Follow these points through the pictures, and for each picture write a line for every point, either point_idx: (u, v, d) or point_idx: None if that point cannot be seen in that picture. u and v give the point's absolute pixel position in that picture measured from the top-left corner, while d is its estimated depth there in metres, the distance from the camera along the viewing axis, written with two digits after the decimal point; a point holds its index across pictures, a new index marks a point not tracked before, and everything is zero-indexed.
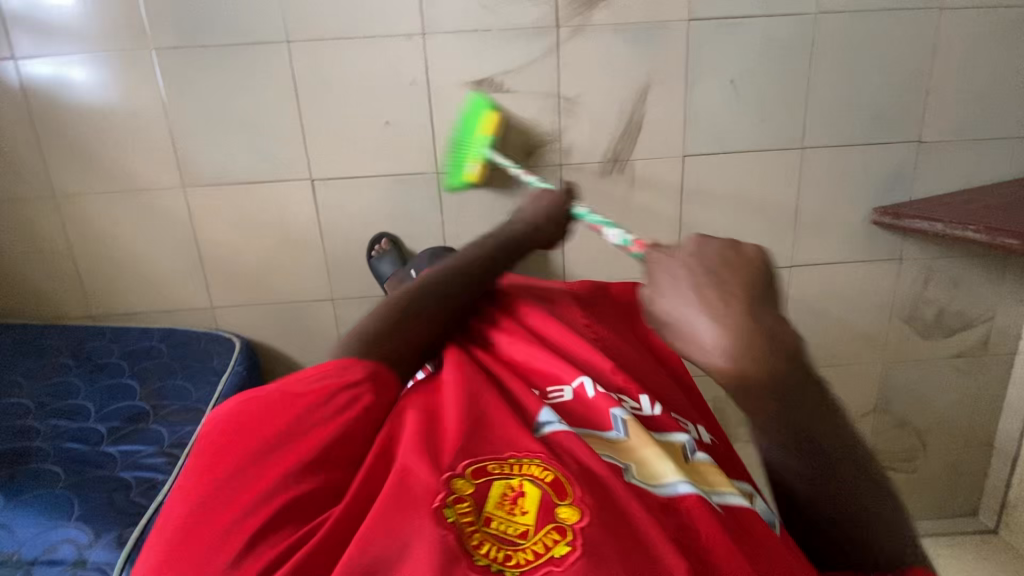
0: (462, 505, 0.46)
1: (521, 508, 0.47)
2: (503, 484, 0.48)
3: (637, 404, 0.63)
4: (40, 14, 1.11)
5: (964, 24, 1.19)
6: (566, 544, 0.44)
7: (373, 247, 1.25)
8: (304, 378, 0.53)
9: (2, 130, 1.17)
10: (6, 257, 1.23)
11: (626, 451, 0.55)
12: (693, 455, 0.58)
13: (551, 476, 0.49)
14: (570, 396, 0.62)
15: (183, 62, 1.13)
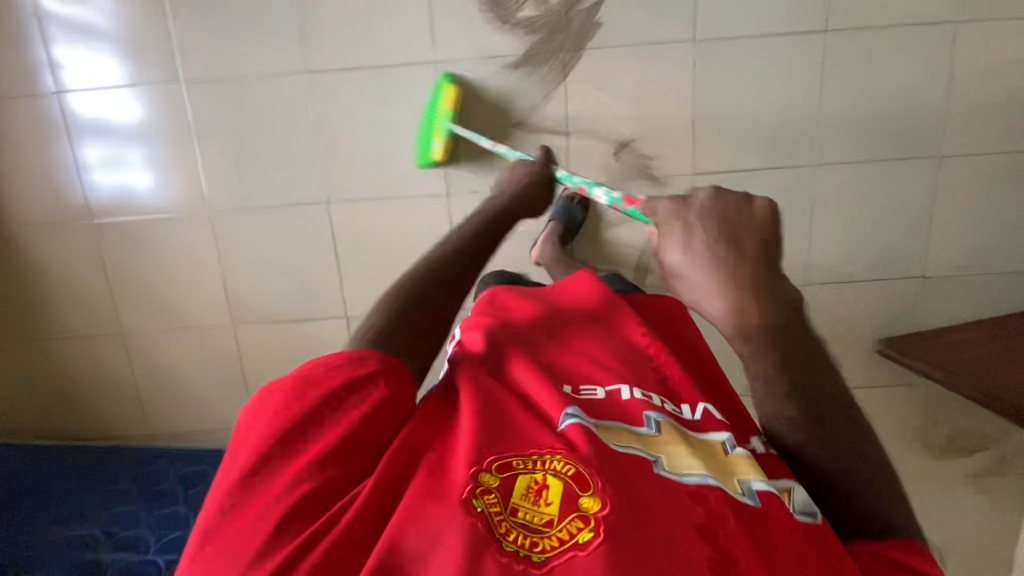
0: (489, 497, 0.49)
1: (546, 499, 0.50)
2: (527, 477, 0.51)
3: (679, 409, 0.65)
4: (120, 167, 1.26)
5: (963, 169, 1.25)
6: (589, 531, 0.47)
7: None
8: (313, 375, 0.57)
9: (78, 277, 1.31)
10: (76, 383, 1.37)
11: (658, 443, 0.58)
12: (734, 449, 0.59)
13: (574, 470, 0.51)
14: (603, 396, 0.64)
15: (236, 221, 1.28)
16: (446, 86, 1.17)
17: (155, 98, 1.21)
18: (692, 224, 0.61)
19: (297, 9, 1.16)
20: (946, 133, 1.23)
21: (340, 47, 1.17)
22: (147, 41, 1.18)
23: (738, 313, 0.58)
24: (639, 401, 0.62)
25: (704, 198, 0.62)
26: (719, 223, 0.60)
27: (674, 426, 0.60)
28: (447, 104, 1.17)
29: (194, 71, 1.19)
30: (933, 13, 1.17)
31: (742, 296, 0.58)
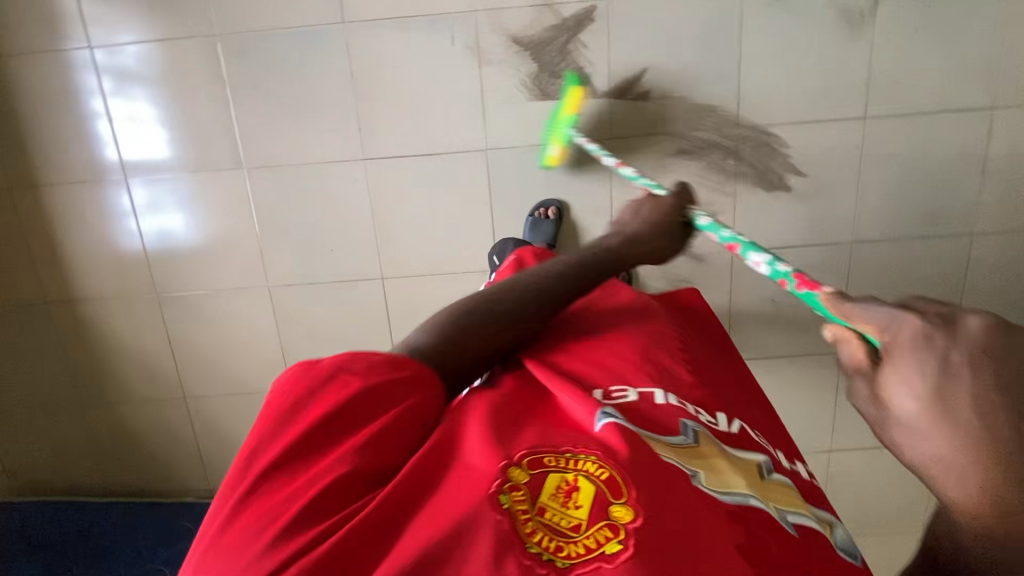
0: (517, 494, 0.48)
1: (575, 502, 0.49)
2: (559, 478, 0.51)
3: (712, 418, 0.65)
4: (183, 243, 1.32)
5: (996, 246, 1.28)
6: (617, 543, 0.45)
7: (536, 211, 1.25)
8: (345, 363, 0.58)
9: (145, 348, 1.40)
10: (143, 443, 1.47)
11: (696, 460, 0.56)
12: (768, 474, 0.60)
13: (605, 474, 0.50)
14: (636, 399, 0.64)
15: (295, 296, 1.34)
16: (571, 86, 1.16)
17: (216, 183, 1.27)
18: (929, 346, 0.37)
19: (356, 102, 1.21)
20: (980, 213, 1.26)
21: (397, 137, 1.22)
22: (213, 130, 1.24)
23: (993, 496, 0.32)
24: (673, 407, 0.63)
25: (976, 327, 0.36)
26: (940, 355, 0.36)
27: (711, 438, 0.60)
28: (571, 103, 1.17)
29: (257, 158, 1.25)
30: (971, 98, 1.20)
31: (1006, 469, 0.32)
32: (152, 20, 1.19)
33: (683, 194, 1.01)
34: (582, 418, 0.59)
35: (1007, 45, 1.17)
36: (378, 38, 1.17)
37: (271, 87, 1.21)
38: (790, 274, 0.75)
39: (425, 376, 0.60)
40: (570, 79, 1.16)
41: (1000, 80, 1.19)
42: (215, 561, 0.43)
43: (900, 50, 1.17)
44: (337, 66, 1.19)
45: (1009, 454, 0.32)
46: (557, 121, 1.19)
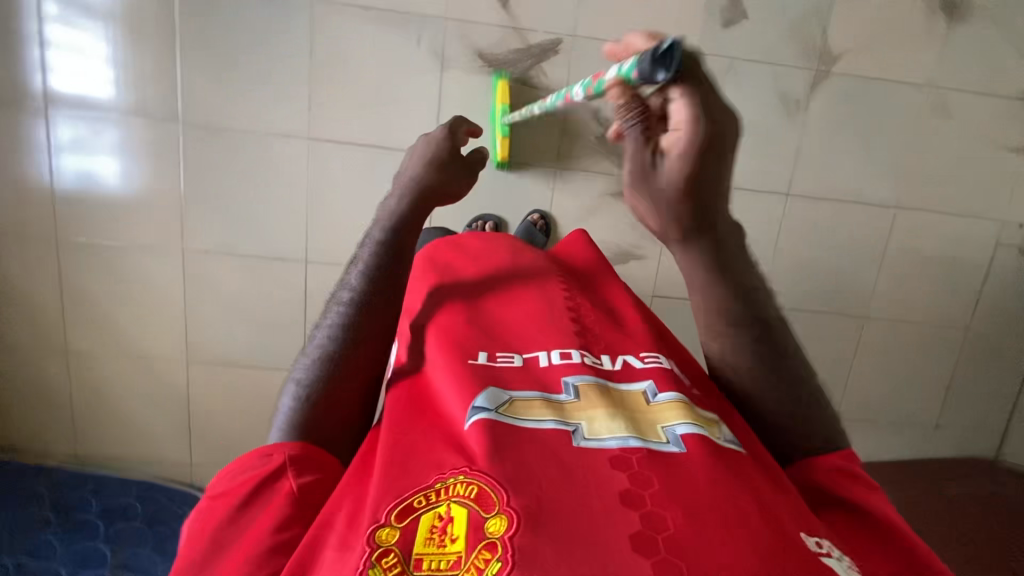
0: (388, 560, 0.42)
1: (450, 535, 0.43)
2: (431, 515, 0.45)
3: (599, 360, 0.61)
4: (97, 190, 1.24)
5: (883, 331, 1.40)
6: (497, 562, 0.41)
7: (475, 224, 1.28)
8: (227, 475, 0.54)
9: (33, 293, 1.29)
10: (10, 396, 1.34)
11: (575, 412, 0.53)
12: (655, 398, 0.55)
13: (475, 489, 0.45)
14: (521, 364, 0.61)
15: (210, 263, 1.28)
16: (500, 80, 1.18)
17: (146, 133, 1.21)
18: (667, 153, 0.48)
19: (309, 81, 1.19)
20: (874, 299, 1.38)
21: (345, 123, 1.21)
22: (153, 79, 1.18)
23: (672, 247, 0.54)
24: (562, 365, 0.59)
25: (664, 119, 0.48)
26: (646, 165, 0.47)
27: (594, 386, 0.56)
28: (501, 96, 1.17)
29: (196, 117, 1.20)
30: (881, 194, 1.32)
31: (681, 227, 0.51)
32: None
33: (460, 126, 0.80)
34: (459, 419, 0.53)
35: (915, 153, 1.30)
36: (343, 25, 1.16)
37: (223, 47, 1.17)
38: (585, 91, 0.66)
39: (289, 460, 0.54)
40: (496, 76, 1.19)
41: (904, 183, 1.32)
42: None
43: (826, 138, 1.28)
44: (297, 42, 1.17)
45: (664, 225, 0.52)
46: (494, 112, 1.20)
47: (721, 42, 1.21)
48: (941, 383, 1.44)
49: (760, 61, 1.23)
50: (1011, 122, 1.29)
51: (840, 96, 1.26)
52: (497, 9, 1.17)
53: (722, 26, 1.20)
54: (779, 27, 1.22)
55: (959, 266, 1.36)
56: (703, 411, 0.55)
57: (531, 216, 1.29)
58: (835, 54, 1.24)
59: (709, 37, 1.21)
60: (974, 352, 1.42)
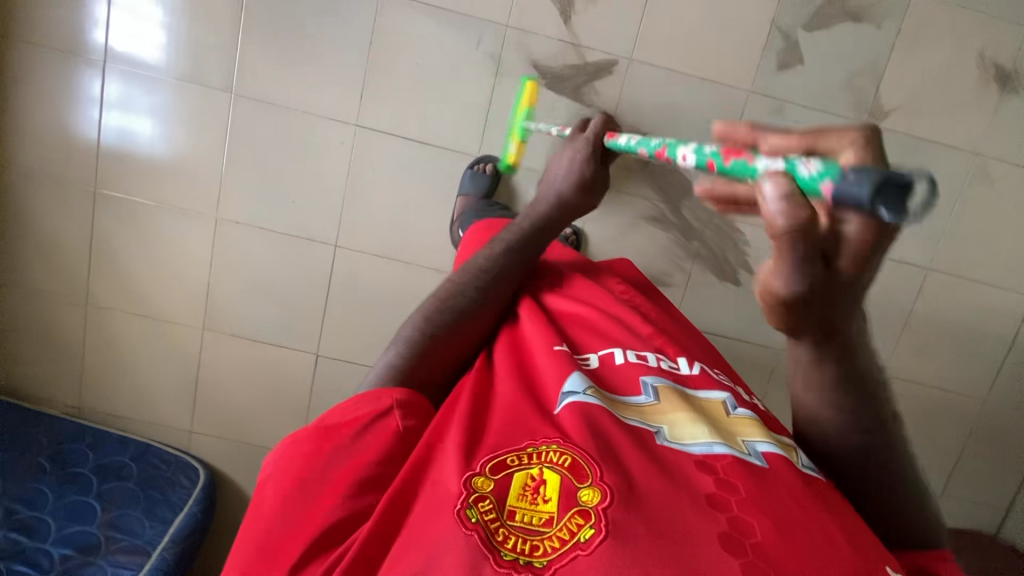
0: (484, 504, 0.51)
1: (543, 496, 0.52)
2: (523, 475, 0.53)
3: (675, 364, 0.72)
4: (143, 148, 1.26)
5: (900, 393, 1.39)
6: (590, 527, 0.49)
7: (476, 165, 1.24)
8: (333, 413, 0.61)
9: (64, 241, 1.30)
10: (24, 340, 1.35)
11: (656, 414, 0.63)
12: (734, 411, 0.65)
13: (568, 461, 0.54)
14: (599, 363, 0.71)
15: (240, 235, 1.29)
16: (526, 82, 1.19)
17: (198, 99, 1.23)
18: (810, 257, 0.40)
19: (365, 69, 1.20)
20: (895, 359, 1.37)
21: (394, 116, 1.22)
22: (213, 48, 1.20)
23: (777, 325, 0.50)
24: (634, 365, 0.70)
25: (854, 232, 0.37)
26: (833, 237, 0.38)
27: (670, 389, 0.66)
28: (525, 98, 1.18)
29: (248, 91, 1.22)
30: (915, 254, 1.32)
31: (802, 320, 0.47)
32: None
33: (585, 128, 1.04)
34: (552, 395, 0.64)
35: (954, 217, 1.30)
36: (406, 19, 1.18)
37: (285, 26, 1.19)
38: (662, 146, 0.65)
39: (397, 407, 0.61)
40: (524, 78, 1.19)
41: (939, 248, 1.31)
42: None
43: None
44: (357, 31, 1.19)
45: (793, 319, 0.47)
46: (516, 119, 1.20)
47: (774, 84, 1.22)
48: (953, 450, 1.42)
49: (809, 108, 1.24)
50: None
51: (885, 152, 1.26)
52: (559, 24, 1.19)
53: (777, 68, 1.22)
54: (832, 77, 1.23)
55: (987, 335, 1.35)
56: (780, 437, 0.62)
57: (564, 231, 1.30)
58: (885, 110, 1.24)
59: (762, 78, 1.22)
60: (988, 426, 1.40)
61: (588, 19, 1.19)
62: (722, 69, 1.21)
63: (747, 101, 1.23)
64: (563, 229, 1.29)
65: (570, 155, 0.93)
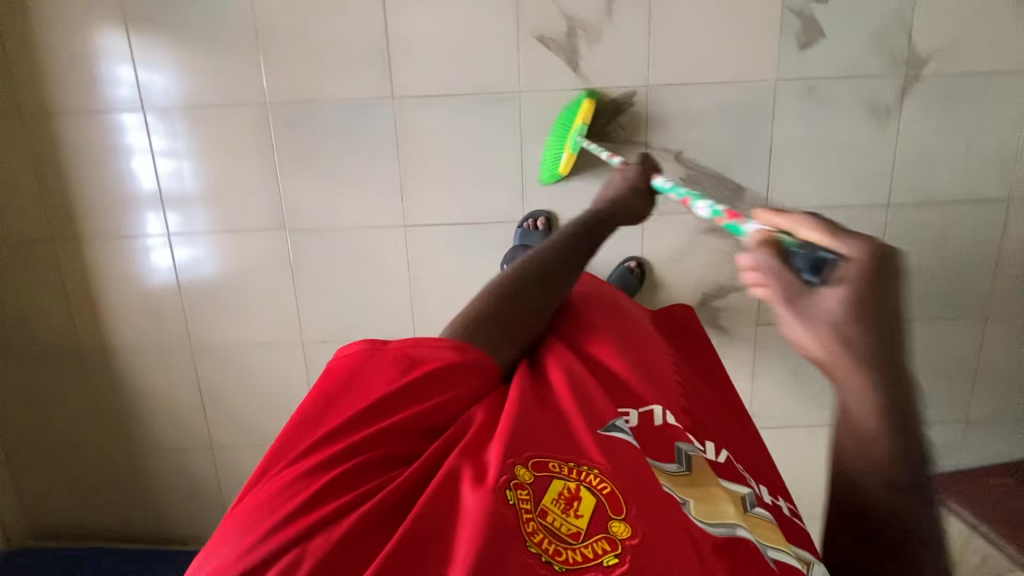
0: (522, 493, 0.57)
1: (576, 512, 0.57)
2: (562, 484, 0.59)
3: (705, 447, 0.74)
4: (220, 298, 1.35)
5: (1003, 330, 1.34)
6: (615, 556, 0.54)
7: (526, 221, 1.26)
8: (402, 361, 0.71)
9: (176, 398, 1.41)
10: (168, 491, 1.49)
11: (683, 489, 0.66)
12: (751, 508, 0.67)
13: (607, 489, 0.59)
14: (637, 421, 0.74)
15: (327, 352, 1.37)
16: (583, 100, 1.17)
17: (258, 240, 1.30)
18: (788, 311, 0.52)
19: (400, 173, 1.25)
20: (991, 298, 1.32)
21: (436, 207, 1.26)
22: (258, 192, 1.27)
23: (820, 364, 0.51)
24: (674, 429, 0.72)
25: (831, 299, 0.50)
26: (782, 270, 0.54)
27: (703, 462, 0.70)
28: (581, 116, 1.17)
29: (299, 223, 1.28)
30: (988, 190, 1.26)
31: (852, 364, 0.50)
32: (207, 87, 1.22)
33: (647, 164, 1.09)
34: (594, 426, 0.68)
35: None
36: (425, 115, 1.21)
37: (318, 154, 1.24)
38: (726, 213, 0.82)
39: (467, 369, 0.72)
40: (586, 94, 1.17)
41: (1014, 177, 1.25)
42: (276, 485, 0.58)
43: (924, 143, 1.23)
44: (383, 138, 1.23)
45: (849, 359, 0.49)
46: (562, 129, 1.18)
47: (800, 65, 1.18)
48: None
49: (843, 77, 1.19)
50: None
51: (934, 97, 1.20)
52: (570, 74, 1.18)
53: (799, 49, 1.18)
54: (859, 40, 1.18)
55: None
56: (799, 549, 0.65)
57: (628, 262, 1.31)
58: (924, 56, 1.18)
59: (787, 63, 1.18)
60: None
61: (596, 62, 1.18)
62: (742, 67, 1.18)
63: (777, 91, 1.19)
64: (626, 260, 1.31)
65: (623, 176, 1.07)
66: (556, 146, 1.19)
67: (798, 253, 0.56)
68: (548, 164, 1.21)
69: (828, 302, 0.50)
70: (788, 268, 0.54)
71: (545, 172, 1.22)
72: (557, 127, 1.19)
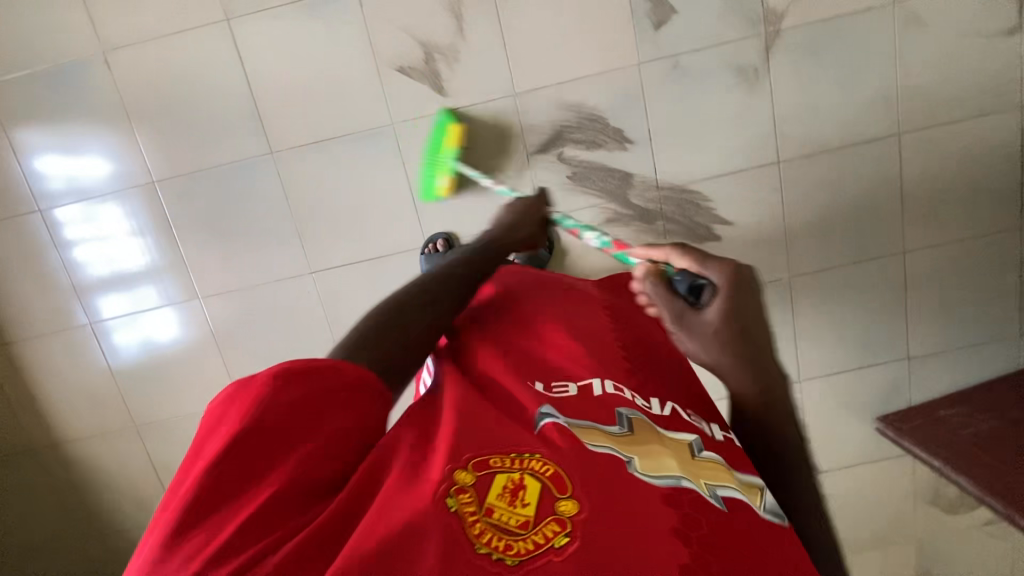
0: (464, 497, 0.45)
1: (522, 500, 0.45)
2: (504, 477, 0.47)
3: (649, 402, 0.61)
4: (153, 376, 1.37)
5: (928, 260, 1.31)
6: (565, 535, 0.43)
7: (429, 246, 1.26)
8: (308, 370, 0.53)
9: (133, 479, 1.44)
10: None
11: (631, 446, 0.52)
12: (702, 451, 0.55)
13: (551, 470, 0.48)
14: (576, 393, 0.60)
15: None
16: (448, 123, 1.19)
17: (178, 314, 1.33)
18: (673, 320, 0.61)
19: (295, 224, 1.27)
20: (908, 232, 1.30)
21: (338, 249, 1.28)
22: (167, 268, 1.30)
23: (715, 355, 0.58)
24: (610, 396, 0.59)
25: (715, 305, 0.58)
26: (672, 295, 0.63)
27: (648, 425, 0.56)
28: None
29: (211, 289, 1.31)
30: (875, 127, 1.24)
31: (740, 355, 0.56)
32: (96, 175, 1.25)
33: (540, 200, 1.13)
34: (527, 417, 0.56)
35: (900, 73, 1.22)
36: (305, 163, 1.23)
37: (214, 219, 1.27)
38: (611, 243, 0.98)
39: (366, 390, 0.55)
40: (447, 118, 1.19)
41: (898, 109, 1.24)
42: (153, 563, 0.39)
43: (800, 94, 1.22)
44: (272, 194, 1.25)
45: (739, 347, 0.56)
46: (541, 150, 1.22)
47: (659, 44, 1.19)
48: (1011, 292, 1.33)
49: (704, 47, 1.20)
50: (993, 6, 1.19)
51: (799, 48, 1.20)
52: (436, 98, 1.20)
53: (654, 29, 1.18)
54: (711, 8, 1.18)
55: (991, 166, 1.26)
56: (744, 476, 0.55)
57: None
58: (779, 11, 1.19)
59: (645, 45, 1.19)
60: None
61: (458, 81, 1.20)
62: (602, 58, 1.19)
63: (641, 73, 1.20)
64: None
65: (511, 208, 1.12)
66: (432, 168, 1.22)
67: (680, 278, 0.66)
68: (425, 184, 1.24)
69: (709, 314, 0.58)
70: (668, 289, 0.63)
71: (424, 191, 1.24)
72: (433, 148, 1.21)
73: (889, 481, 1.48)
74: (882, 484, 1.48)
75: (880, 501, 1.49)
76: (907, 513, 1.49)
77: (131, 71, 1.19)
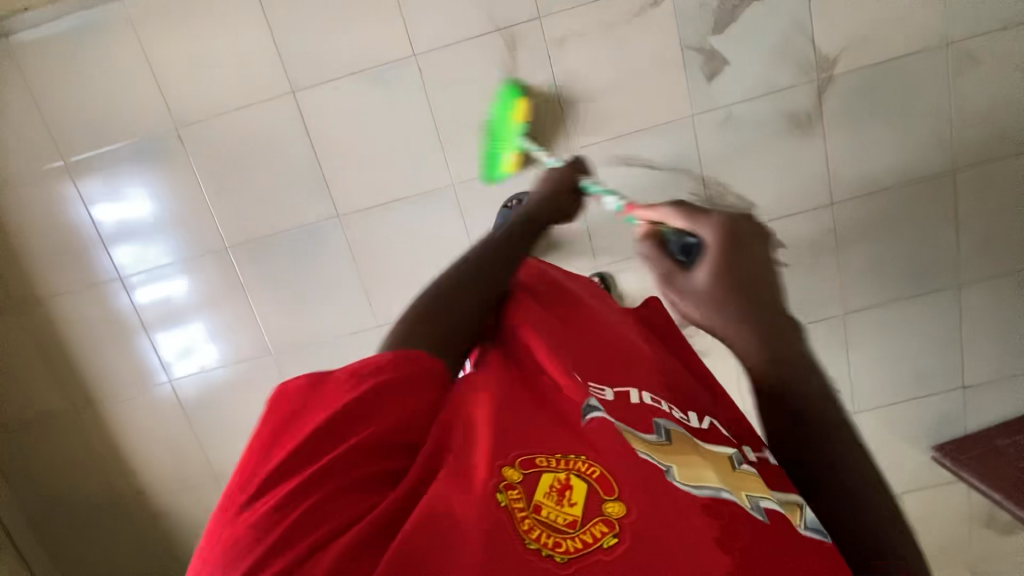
0: (513, 492, 0.48)
1: (569, 499, 0.48)
2: (551, 476, 0.50)
3: (684, 414, 0.62)
4: (228, 425, 1.43)
5: (982, 293, 1.32)
6: (614, 535, 0.45)
7: None
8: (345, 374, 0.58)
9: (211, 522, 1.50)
10: None
11: (673, 452, 0.55)
12: (740, 464, 0.56)
13: (597, 471, 0.50)
14: (613, 397, 0.61)
15: None
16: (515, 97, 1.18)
17: (250, 369, 1.39)
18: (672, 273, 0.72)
19: (362, 281, 1.32)
20: (962, 266, 1.31)
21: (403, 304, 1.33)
22: (239, 324, 1.36)
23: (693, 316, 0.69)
24: (650, 405, 0.60)
25: (698, 283, 0.68)
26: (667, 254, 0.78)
27: (683, 435, 0.57)
28: (518, 114, 1.19)
29: (282, 344, 1.37)
30: (929, 165, 1.25)
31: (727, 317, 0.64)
32: (156, 241, 1.31)
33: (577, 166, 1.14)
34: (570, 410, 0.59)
35: (953, 112, 1.23)
36: (371, 224, 1.28)
37: (284, 280, 1.32)
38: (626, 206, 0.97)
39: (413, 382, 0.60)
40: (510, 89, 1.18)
41: (952, 148, 1.24)
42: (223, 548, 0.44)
43: (854, 137, 1.24)
44: (341, 256, 1.30)
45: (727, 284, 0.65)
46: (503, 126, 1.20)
47: (713, 96, 1.21)
48: None
49: (757, 97, 1.21)
50: None
51: (852, 93, 1.22)
52: (496, 157, 1.24)
53: (707, 81, 1.21)
54: (763, 58, 1.20)
55: None
56: (784, 494, 0.53)
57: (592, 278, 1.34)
58: (832, 57, 1.20)
59: (699, 96, 1.21)
60: None
61: (517, 140, 1.23)
62: (657, 111, 1.22)
63: (695, 124, 1.22)
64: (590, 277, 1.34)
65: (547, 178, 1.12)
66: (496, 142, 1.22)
67: (674, 237, 0.80)
68: (488, 159, 1.23)
69: (698, 278, 0.68)
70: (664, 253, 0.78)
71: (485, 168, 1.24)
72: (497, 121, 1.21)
73: (944, 507, 1.49)
74: (937, 509, 1.50)
75: (936, 525, 1.50)
76: (962, 536, 1.51)
77: (205, 145, 1.25)
